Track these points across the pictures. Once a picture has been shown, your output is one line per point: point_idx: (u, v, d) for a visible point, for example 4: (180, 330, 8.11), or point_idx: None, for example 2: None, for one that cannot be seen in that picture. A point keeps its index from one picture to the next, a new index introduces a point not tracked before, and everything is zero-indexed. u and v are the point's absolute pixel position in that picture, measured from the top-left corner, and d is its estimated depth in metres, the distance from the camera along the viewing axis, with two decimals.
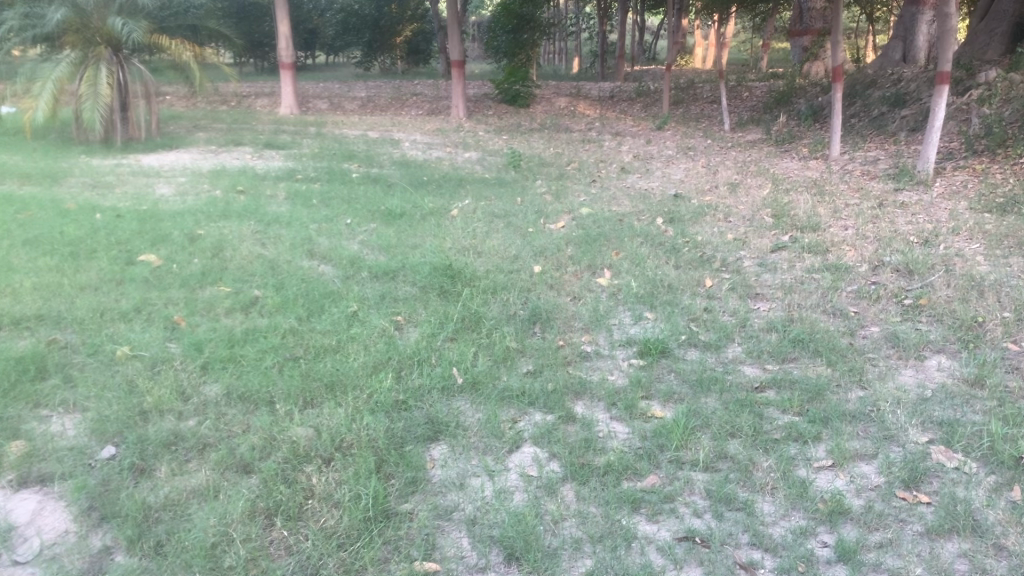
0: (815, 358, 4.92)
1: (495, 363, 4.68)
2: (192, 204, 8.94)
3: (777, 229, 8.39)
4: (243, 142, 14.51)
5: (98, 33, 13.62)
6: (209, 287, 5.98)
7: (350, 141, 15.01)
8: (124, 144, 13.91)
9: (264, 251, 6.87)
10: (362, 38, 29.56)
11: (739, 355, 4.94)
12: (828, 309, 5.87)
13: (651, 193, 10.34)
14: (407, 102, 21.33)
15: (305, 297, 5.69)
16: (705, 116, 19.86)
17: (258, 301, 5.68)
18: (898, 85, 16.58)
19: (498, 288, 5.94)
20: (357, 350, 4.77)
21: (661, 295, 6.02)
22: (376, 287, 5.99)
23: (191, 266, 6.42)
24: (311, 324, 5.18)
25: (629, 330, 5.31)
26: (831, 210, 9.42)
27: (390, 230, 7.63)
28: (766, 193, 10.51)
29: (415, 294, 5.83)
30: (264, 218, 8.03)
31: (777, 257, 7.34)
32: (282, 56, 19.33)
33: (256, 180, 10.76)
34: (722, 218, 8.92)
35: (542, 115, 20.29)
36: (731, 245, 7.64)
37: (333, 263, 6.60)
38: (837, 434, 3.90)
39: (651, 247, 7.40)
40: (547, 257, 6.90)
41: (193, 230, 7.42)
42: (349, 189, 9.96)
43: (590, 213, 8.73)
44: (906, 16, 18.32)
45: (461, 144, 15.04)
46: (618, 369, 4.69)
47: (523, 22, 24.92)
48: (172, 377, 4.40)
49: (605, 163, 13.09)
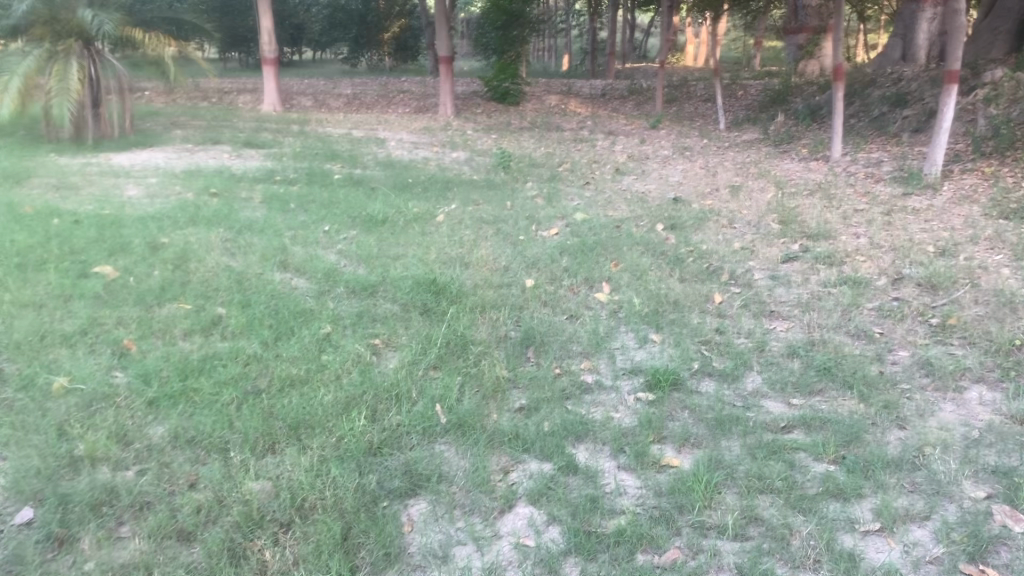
0: (843, 390, 4.38)
1: (485, 397, 4.12)
2: (159, 208, 8.33)
3: (785, 237, 7.86)
4: (222, 141, 13.85)
5: (69, 25, 12.88)
6: (167, 305, 5.38)
7: (334, 140, 14.42)
8: (95, 142, 13.20)
9: (232, 262, 6.28)
10: (349, 34, 29.03)
11: (760, 388, 4.39)
12: (850, 330, 5.34)
13: (649, 196, 9.81)
14: (394, 99, 20.73)
15: (273, 317, 5.10)
16: (699, 115, 19.38)
17: (220, 322, 5.09)
18: (899, 84, 16.12)
19: (487, 306, 5.38)
20: (327, 382, 4.19)
21: (668, 314, 5.47)
22: (352, 305, 5.42)
23: (150, 280, 5.82)
24: (277, 350, 4.60)
25: (634, 355, 4.76)
26: (839, 216, 8.91)
27: (371, 238, 7.05)
28: (769, 197, 10.00)
29: (396, 313, 5.25)
30: (236, 225, 7.42)
31: (789, 268, 6.82)
32: (264, 51, 18.70)
33: (231, 181, 10.16)
34: (725, 224, 8.40)
35: (532, 113, 19.74)
36: (739, 255, 7.10)
37: (307, 276, 6.02)
38: (883, 489, 3.36)
39: (653, 258, 6.85)
40: (541, 269, 6.35)
41: (156, 238, 6.82)
42: (329, 192, 9.37)
43: (585, 219, 8.19)
44: (907, 14, 17.88)
45: (448, 143, 14.48)
46: (624, 406, 4.12)
47: (512, 19, 24.38)
48: (111, 417, 3.81)
49: (599, 163, 12.54)
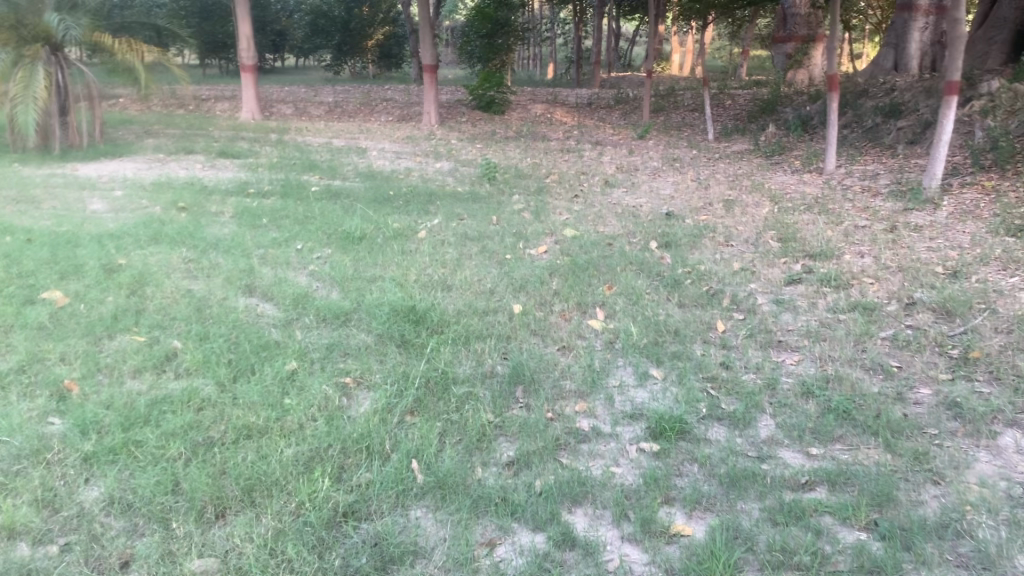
0: (865, 437, 3.96)
1: (467, 450, 3.65)
2: (121, 224, 7.79)
3: (785, 256, 7.46)
4: (196, 150, 13.33)
5: (36, 30, 12.37)
6: (118, 337, 4.87)
7: (313, 150, 13.91)
8: (62, 152, 12.58)
9: (194, 287, 5.78)
10: (332, 41, 28.35)
11: (775, 435, 3.95)
12: (866, 364, 4.92)
13: (640, 211, 9.40)
14: (376, 107, 20.25)
15: (234, 352, 4.61)
16: (688, 125, 19.06)
17: (175, 357, 4.58)
18: (892, 95, 15.83)
19: (470, 337, 4.90)
20: (290, 433, 3.71)
21: (667, 345, 5.03)
22: (323, 336, 4.93)
23: (102, 307, 5.30)
24: (235, 392, 4.10)
25: (633, 395, 4.31)
26: (839, 233, 8.52)
27: (347, 258, 6.57)
28: (765, 212, 9.61)
29: (370, 346, 4.77)
30: (201, 244, 6.90)
31: (793, 292, 6.41)
32: (242, 58, 18.17)
33: (202, 194, 9.61)
34: (721, 241, 7.98)
35: (518, 122, 19.31)
36: (739, 277, 6.69)
37: (275, 302, 5.53)
38: (925, 565, 2.92)
39: (648, 280, 6.42)
40: (529, 293, 5.89)
41: (113, 259, 6.30)
42: (304, 206, 8.87)
43: (574, 236, 7.75)
44: (898, 23, 17.62)
45: (432, 153, 14.00)
46: (624, 459, 3.66)
47: (497, 27, 24.00)
48: (35, 476, 3.30)
49: (587, 175, 12.12)
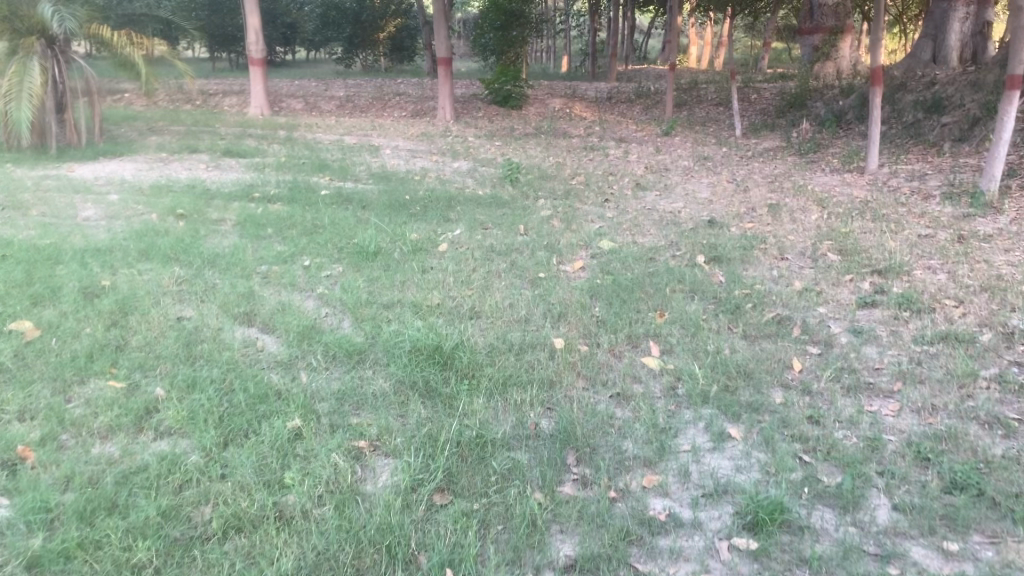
0: (1009, 526, 3.17)
1: (517, 550, 2.89)
2: (113, 235, 7.03)
3: (850, 272, 6.65)
4: (200, 149, 12.55)
5: (30, 22, 11.57)
6: (91, 382, 4.11)
7: (323, 148, 13.13)
8: (60, 151, 11.70)
9: (185, 315, 5.02)
10: (343, 33, 27.55)
11: (898, 523, 3.16)
12: (979, 417, 4.11)
13: (680, 217, 8.60)
14: (389, 102, 19.44)
15: (226, 405, 3.85)
16: (714, 120, 18.20)
17: (156, 411, 3.83)
18: (934, 88, 14.93)
19: (508, 384, 4.12)
20: (290, 527, 2.95)
21: (742, 393, 4.24)
22: (332, 381, 4.17)
23: (76, 341, 4.54)
24: (225, 464, 3.35)
25: (712, 464, 3.53)
26: (903, 244, 7.68)
27: (360, 278, 5.81)
28: (815, 218, 8.78)
29: (389, 395, 4.01)
30: (198, 261, 6.13)
31: (869, 318, 5.60)
32: (250, 50, 17.36)
33: (202, 200, 8.82)
34: (775, 254, 7.16)
35: (535, 118, 18.46)
36: (806, 300, 5.89)
37: (278, 335, 4.76)
38: None
39: (704, 304, 5.63)
40: (570, 321, 5.11)
41: (96, 280, 5.52)
42: (313, 213, 8.11)
43: (612, 249, 6.96)
44: (937, 12, 16.63)
45: (449, 151, 13.20)
46: (717, 564, 2.88)
47: (512, 18, 23.20)
48: None
49: (616, 175, 11.31)
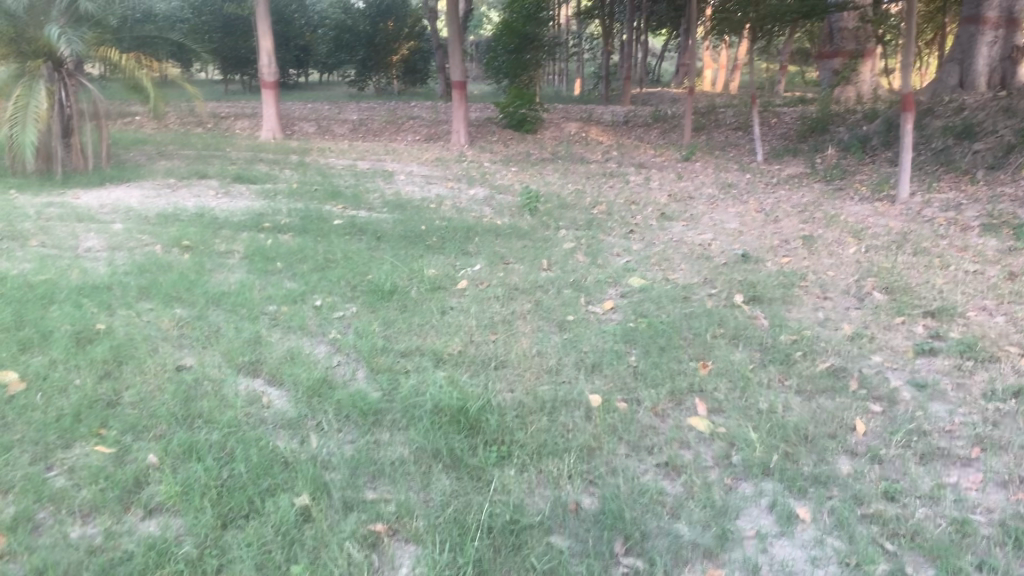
0: None
1: None
2: (113, 269, 6.64)
3: (901, 314, 6.17)
4: (209, 174, 12.20)
5: (36, 44, 11.26)
6: (76, 447, 3.68)
7: (336, 174, 12.77)
8: (65, 177, 11.39)
9: (186, 365, 4.59)
10: (356, 56, 27.36)
11: None
12: None
13: (711, 251, 8.15)
14: (402, 125, 19.14)
15: (226, 477, 3.40)
16: (733, 145, 17.81)
17: (148, 482, 3.39)
18: (963, 113, 14.49)
19: (543, 453, 3.66)
20: None
21: (805, 465, 3.76)
22: (345, 447, 3.72)
23: (63, 397, 4.12)
24: (222, 556, 2.91)
25: (782, 557, 3.06)
26: (952, 281, 7.19)
27: (376, 321, 5.39)
28: (853, 252, 8.31)
29: (410, 464, 3.56)
30: (201, 301, 5.72)
31: (931, 369, 5.11)
32: (262, 73, 17.11)
33: (210, 230, 8.45)
34: (817, 294, 6.69)
35: (552, 143, 18.12)
36: (858, 347, 5.41)
37: (285, 389, 4.32)
38: None
39: (748, 353, 5.16)
40: (604, 373, 4.66)
41: (91, 323, 5.11)
42: (325, 246, 7.70)
43: (643, 287, 6.52)
44: (964, 37, 16.20)
45: (465, 178, 12.82)
46: None
47: (525, 42, 23.00)
48: None
49: (639, 204, 10.87)
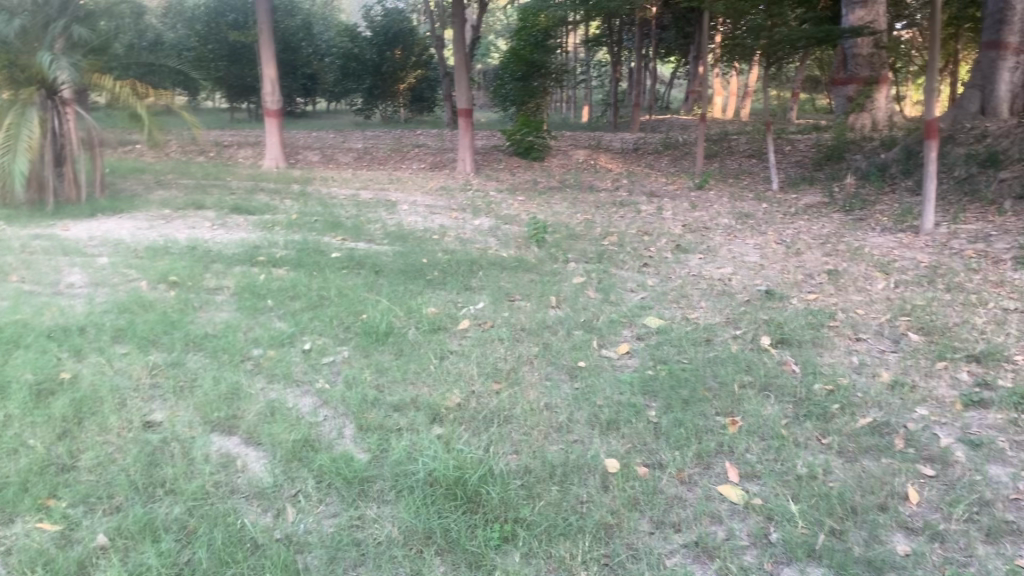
0: None
1: None
2: (91, 308, 6.19)
3: (943, 359, 5.66)
4: (206, 205, 11.78)
5: (28, 71, 10.88)
6: (17, 523, 3.21)
7: (337, 203, 12.37)
8: (57, 208, 10.99)
9: (155, 421, 4.12)
10: (363, 84, 27.22)
11: None
12: None
13: (732, 287, 7.66)
14: (408, 154, 18.84)
15: (183, 564, 2.93)
16: (746, 173, 17.35)
17: (93, 569, 2.92)
18: (985, 141, 14.06)
19: (552, 535, 3.17)
20: None
21: (857, 546, 3.25)
22: (326, 525, 3.23)
23: (11, 460, 3.65)
24: None
25: None
26: (992, 320, 6.69)
27: (369, 369, 4.91)
28: (882, 288, 7.82)
29: (399, 549, 3.07)
30: (181, 345, 5.26)
31: (985, 425, 4.58)
32: (266, 102, 16.82)
33: (201, 264, 8.03)
34: (848, 335, 6.19)
35: (560, 171, 17.71)
36: (901, 399, 4.89)
37: (264, 451, 3.84)
38: None
39: (781, 406, 4.65)
40: (622, 432, 4.16)
41: (55, 373, 4.65)
42: (320, 282, 7.23)
43: (660, 327, 6.04)
44: (983, 63, 15.67)
45: (470, 207, 12.38)
46: None
47: (533, 69, 22.83)
48: None
49: (652, 235, 10.39)
